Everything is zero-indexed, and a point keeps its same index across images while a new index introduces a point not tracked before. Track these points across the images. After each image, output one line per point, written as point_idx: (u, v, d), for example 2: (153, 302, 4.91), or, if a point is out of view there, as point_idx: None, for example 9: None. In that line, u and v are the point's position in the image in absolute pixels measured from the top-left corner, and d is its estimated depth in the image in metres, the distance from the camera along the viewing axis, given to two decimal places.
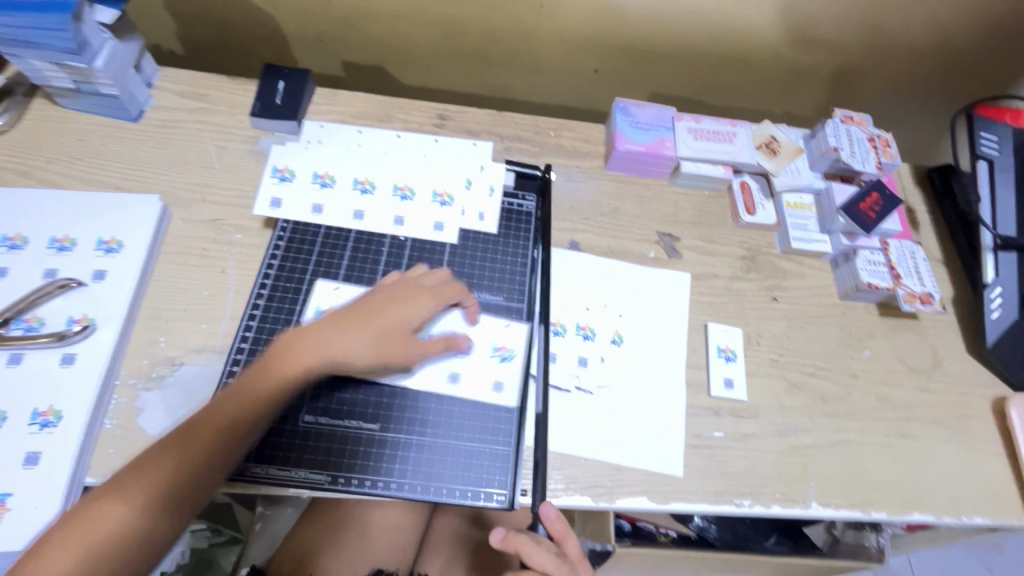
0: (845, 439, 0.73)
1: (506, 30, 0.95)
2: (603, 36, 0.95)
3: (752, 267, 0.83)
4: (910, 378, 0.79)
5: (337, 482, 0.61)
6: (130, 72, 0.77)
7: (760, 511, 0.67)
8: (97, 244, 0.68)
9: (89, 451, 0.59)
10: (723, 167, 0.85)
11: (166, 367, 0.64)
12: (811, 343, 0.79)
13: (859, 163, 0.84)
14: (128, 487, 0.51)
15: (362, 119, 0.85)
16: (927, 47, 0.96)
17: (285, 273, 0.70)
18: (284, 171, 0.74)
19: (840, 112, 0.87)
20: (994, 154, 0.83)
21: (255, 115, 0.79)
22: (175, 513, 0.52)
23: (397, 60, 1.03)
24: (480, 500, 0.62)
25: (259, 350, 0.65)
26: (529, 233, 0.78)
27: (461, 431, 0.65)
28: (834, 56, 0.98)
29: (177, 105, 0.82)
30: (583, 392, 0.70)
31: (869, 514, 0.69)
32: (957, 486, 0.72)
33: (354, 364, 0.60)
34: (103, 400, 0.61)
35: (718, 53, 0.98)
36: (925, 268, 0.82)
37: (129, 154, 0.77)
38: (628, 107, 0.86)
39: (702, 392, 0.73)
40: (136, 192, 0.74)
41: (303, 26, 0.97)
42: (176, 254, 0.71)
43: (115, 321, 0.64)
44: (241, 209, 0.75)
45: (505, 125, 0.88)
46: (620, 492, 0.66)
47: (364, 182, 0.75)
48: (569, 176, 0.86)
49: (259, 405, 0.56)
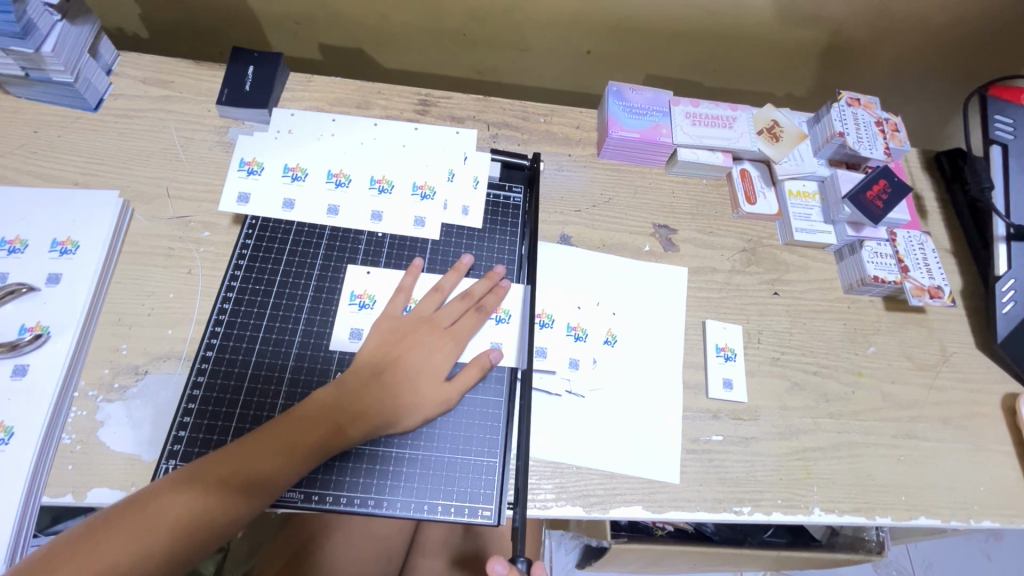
0: (849, 441, 0.70)
1: (492, 9, 0.89)
2: (596, 14, 0.89)
3: (753, 260, 0.79)
4: (917, 375, 0.75)
5: (311, 499, 0.57)
6: (84, 57, 0.71)
7: (760, 518, 0.64)
8: (51, 245, 0.64)
9: (46, 468, 0.56)
10: (723, 154, 0.81)
11: (128, 377, 0.60)
12: (814, 339, 0.75)
13: (866, 149, 0.79)
14: (195, 480, 0.52)
15: (338, 106, 0.80)
16: (939, 23, 0.91)
17: (255, 274, 0.66)
18: (252, 164, 0.69)
19: (846, 94, 0.82)
20: (1009, 138, 0.78)
21: (222, 104, 0.74)
22: (238, 505, 0.52)
23: (377, 43, 0.97)
24: (464, 516, 0.59)
25: (227, 358, 0.61)
26: (517, 227, 0.74)
27: (443, 442, 0.61)
28: (841, 34, 0.93)
29: (139, 93, 0.76)
30: (575, 396, 0.67)
31: (874, 519, 0.66)
32: (966, 488, 0.69)
33: (401, 399, 0.59)
34: (59, 413, 0.57)
35: (717, 32, 0.92)
36: (934, 260, 0.77)
37: (88, 147, 0.72)
38: (622, 90, 0.81)
39: (700, 393, 0.70)
40: (94, 188, 0.69)
41: (275, 5, 0.90)
42: (139, 255, 0.66)
43: (70, 329, 0.60)
44: (209, 205, 0.70)
45: (492, 111, 0.83)
46: (613, 501, 0.63)
47: (339, 174, 0.70)
48: (559, 165, 0.81)
49: (306, 442, 0.55)
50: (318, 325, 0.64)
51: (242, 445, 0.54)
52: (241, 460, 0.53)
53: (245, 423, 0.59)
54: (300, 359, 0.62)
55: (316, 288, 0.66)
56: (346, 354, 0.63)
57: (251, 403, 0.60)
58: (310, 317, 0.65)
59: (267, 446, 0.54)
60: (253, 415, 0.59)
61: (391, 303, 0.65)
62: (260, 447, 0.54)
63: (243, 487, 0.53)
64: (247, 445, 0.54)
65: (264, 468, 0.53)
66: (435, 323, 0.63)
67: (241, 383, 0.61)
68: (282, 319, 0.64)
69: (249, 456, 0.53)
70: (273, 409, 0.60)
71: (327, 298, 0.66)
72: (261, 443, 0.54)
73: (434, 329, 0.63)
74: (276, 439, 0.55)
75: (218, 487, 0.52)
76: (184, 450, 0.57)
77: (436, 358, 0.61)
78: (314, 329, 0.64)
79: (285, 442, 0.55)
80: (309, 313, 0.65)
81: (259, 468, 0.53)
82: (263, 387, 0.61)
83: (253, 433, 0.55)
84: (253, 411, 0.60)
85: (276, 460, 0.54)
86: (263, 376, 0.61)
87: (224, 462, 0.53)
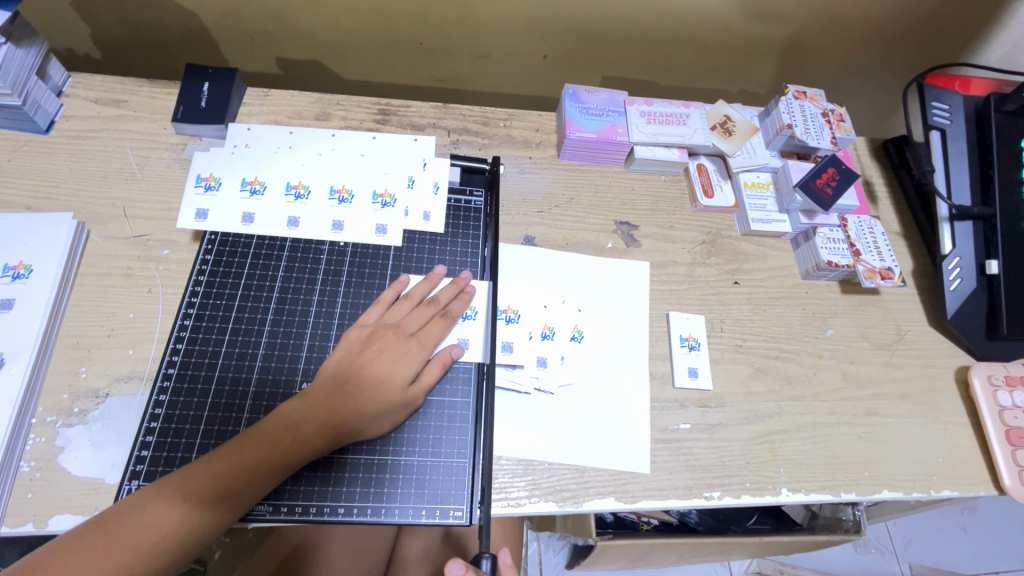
0: (813, 422, 0.72)
1: (446, 17, 0.90)
2: (549, 20, 0.92)
3: (712, 251, 0.81)
4: (874, 354, 0.78)
5: (279, 512, 0.57)
6: (33, 80, 0.70)
7: (730, 502, 0.66)
8: (3, 270, 0.63)
9: (4, 497, 0.54)
10: (678, 150, 0.83)
11: (90, 401, 0.59)
12: (775, 325, 0.78)
13: (814, 139, 0.81)
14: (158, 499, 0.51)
15: (297, 119, 0.80)
16: (876, 17, 0.95)
17: (214, 290, 0.65)
18: (209, 180, 0.69)
19: (792, 88, 0.85)
20: (946, 123, 0.81)
21: (177, 121, 0.73)
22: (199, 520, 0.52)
23: (335, 55, 0.98)
24: (436, 518, 0.59)
25: (189, 375, 0.61)
26: (478, 230, 0.75)
27: (412, 447, 0.62)
28: (784, 30, 0.96)
29: (91, 113, 0.76)
30: (544, 393, 0.67)
31: (840, 496, 0.68)
32: (924, 460, 0.72)
33: (369, 409, 0.59)
34: (15, 441, 0.56)
35: (668, 31, 0.95)
36: (884, 243, 0.80)
37: (38, 170, 0.71)
38: (578, 92, 0.83)
39: (666, 383, 0.71)
40: (47, 211, 0.68)
41: (228, 21, 0.90)
42: (96, 275, 0.65)
43: (25, 354, 0.59)
44: (168, 223, 0.70)
45: (451, 118, 0.84)
46: (586, 494, 0.63)
47: (298, 187, 0.70)
48: (520, 168, 0.82)
49: (272, 459, 0.55)
50: (282, 337, 0.64)
51: (210, 460, 0.54)
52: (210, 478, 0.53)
53: (210, 440, 0.58)
54: (264, 371, 0.62)
55: (279, 300, 0.66)
56: (312, 364, 0.63)
57: (215, 418, 0.59)
58: (274, 329, 0.64)
59: (237, 459, 0.54)
60: (217, 430, 0.59)
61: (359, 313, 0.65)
62: (228, 463, 0.54)
63: (212, 499, 0.52)
64: (216, 458, 0.54)
65: (232, 481, 0.53)
66: (404, 330, 0.63)
67: (204, 399, 0.60)
68: (245, 332, 0.64)
69: (220, 469, 0.53)
70: (238, 423, 0.59)
71: (290, 308, 0.66)
72: (232, 453, 0.54)
73: (400, 334, 0.63)
74: (245, 452, 0.54)
75: (189, 502, 0.52)
76: (147, 470, 0.56)
77: (402, 363, 0.61)
78: (279, 340, 0.64)
79: (254, 453, 0.54)
80: (271, 325, 0.65)
81: (224, 482, 0.53)
82: (228, 402, 0.60)
83: (221, 446, 0.55)
84: (217, 427, 0.59)
85: (246, 473, 0.54)
86: (227, 390, 0.61)
87: (192, 478, 0.53)
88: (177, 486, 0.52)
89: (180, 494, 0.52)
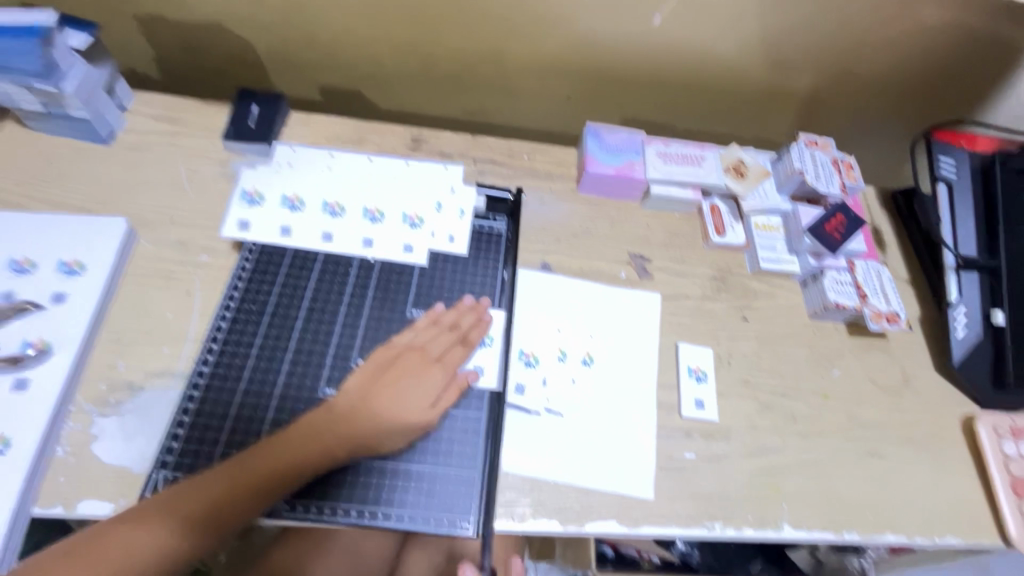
0: (817, 460, 0.73)
1: (479, 56, 0.97)
2: (573, 64, 0.98)
3: (723, 287, 0.84)
4: (880, 397, 0.79)
5: (296, 509, 0.59)
6: (101, 96, 0.77)
7: (732, 534, 0.67)
8: (58, 267, 0.68)
9: (38, 480, 0.57)
10: (693, 190, 0.87)
11: (125, 393, 0.63)
12: (782, 362, 0.79)
13: (824, 186, 0.85)
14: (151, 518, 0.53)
15: (335, 142, 0.86)
16: (885, 74, 0.99)
17: (250, 296, 0.70)
18: (253, 194, 0.74)
19: (804, 136, 0.89)
20: (952, 177, 0.85)
21: (227, 138, 0.79)
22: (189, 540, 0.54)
23: (373, 87, 1.05)
24: (443, 528, 0.61)
25: (220, 374, 0.64)
26: (499, 254, 0.79)
27: (424, 456, 0.64)
28: (798, 82, 1.01)
29: (148, 128, 0.82)
30: (554, 414, 0.69)
31: (842, 536, 0.69)
32: (928, 506, 0.72)
33: (391, 428, 0.62)
34: (55, 427, 0.60)
35: (686, 78, 1.00)
36: (891, 288, 0.83)
37: (97, 177, 0.77)
38: (598, 131, 0.88)
39: (673, 412, 0.73)
40: (102, 214, 0.73)
41: (278, 51, 0.98)
42: (141, 277, 0.70)
43: (72, 345, 0.63)
44: (210, 231, 0.75)
45: (478, 149, 0.89)
46: (590, 515, 0.65)
47: (334, 204, 0.75)
48: (541, 199, 0.86)
49: (295, 469, 0.58)
50: (309, 345, 0.68)
51: (233, 467, 0.56)
52: (236, 484, 0.55)
53: (235, 437, 0.62)
54: (290, 376, 0.66)
55: (309, 310, 0.70)
56: (336, 371, 0.67)
57: (241, 417, 0.63)
58: (302, 337, 0.68)
59: (261, 468, 0.57)
60: (243, 428, 0.62)
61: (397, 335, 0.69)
62: (256, 467, 0.57)
63: (214, 516, 0.54)
64: (240, 465, 0.56)
65: (260, 485, 0.56)
66: (429, 355, 0.67)
67: (234, 397, 0.64)
68: (275, 337, 0.68)
69: (251, 472, 0.56)
70: (263, 423, 0.63)
71: (319, 319, 0.70)
72: (257, 460, 0.57)
73: (427, 360, 0.66)
74: (271, 460, 0.57)
75: (180, 528, 0.53)
76: (175, 460, 0.59)
77: (425, 387, 0.65)
78: (306, 347, 0.68)
79: (279, 462, 0.57)
80: (300, 333, 0.68)
81: (226, 499, 0.55)
82: (255, 402, 0.64)
83: (248, 450, 0.58)
84: (243, 425, 0.62)
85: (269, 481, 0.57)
86: (255, 391, 0.64)
87: (192, 495, 0.54)
88: (167, 511, 0.53)
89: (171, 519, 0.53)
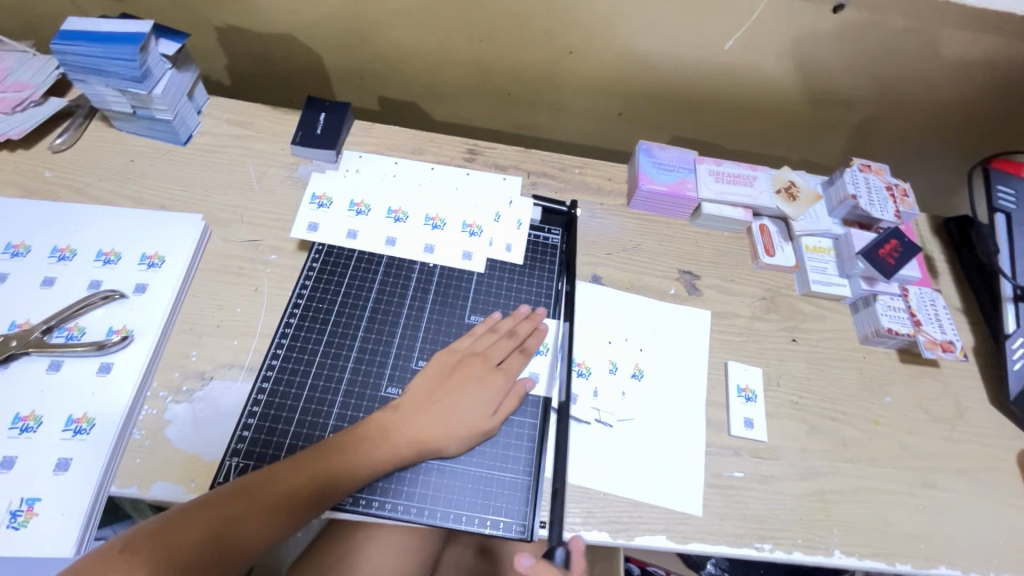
0: (868, 486, 0.72)
1: (534, 72, 1.00)
2: (626, 83, 1.00)
3: (772, 308, 0.84)
4: (933, 427, 0.78)
5: (357, 503, 0.61)
6: (183, 100, 0.81)
7: (781, 556, 0.66)
8: (140, 259, 0.71)
9: (116, 460, 0.60)
10: (744, 210, 0.88)
11: (197, 381, 0.66)
12: (832, 386, 0.79)
13: (878, 211, 0.85)
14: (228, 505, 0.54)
15: (395, 151, 0.89)
16: (941, 103, 0.99)
17: (318, 295, 0.72)
18: (323, 198, 0.77)
19: (858, 161, 0.89)
20: (1011, 207, 0.85)
21: (296, 143, 0.83)
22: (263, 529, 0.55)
23: (429, 98, 1.08)
24: (498, 530, 0.62)
25: (289, 368, 0.67)
26: (554, 265, 0.80)
27: (481, 459, 0.65)
28: (851, 107, 1.01)
29: (223, 131, 0.86)
30: (604, 425, 0.70)
31: (894, 566, 0.67)
32: (983, 541, 0.71)
33: (454, 431, 0.64)
34: (133, 410, 0.63)
35: (738, 100, 1.01)
36: (946, 317, 0.82)
37: (175, 176, 0.81)
38: (651, 149, 0.89)
39: (722, 430, 0.73)
40: (179, 211, 0.77)
41: (343, 62, 1.02)
42: (213, 272, 0.73)
43: (151, 334, 0.66)
44: (278, 231, 0.78)
45: (532, 162, 0.92)
46: (637, 529, 0.65)
47: (397, 211, 0.78)
48: (592, 213, 0.88)
49: (364, 466, 0.59)
50: (373, 345, 0.70)
51: (306, 460, 0.58)
52: (310, 477, 0.57)
53: (302, 429, 0.64)
54: (354, 374, 0.68)
55: (372, 310, 0.72)
56: (397, 372, 0.69)
57: (308, 410, 0.65)
58: (366, 337, 0.70)
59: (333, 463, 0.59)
60: (309, 422, 0.64)
61: (457, 341, 0.71)
62: (328, 463, 0.59)
63: (289, 507, 0.56)
64: (313, 459, 0.58)
65: (332, 479, 0.58)
66: (489, 361, 0.68)
67: (301, 391, 0.66)
68: (340, 336, 0.70)
69: (323, 467, 0.58)
70: (328, 418, 0.65)
71: (381, 320, 0.72)
72: (328, 455, 0.59)
73: (488, 366, 0.68)
74: (340, 456, 0.59)
75: (255, 517, 0.55)
76: (246, 449, 0.62)
77: (486, 392, 0.66)
78: (369, 347, 0.70)
79: (349, 458, 0.59)
80: (364, 333, 0.71)
81: (299, 491, 0.57)
82: (320, 397, 0.66)
83: (319, 445, 0.60)
84: (309, 419, 0.65)
85: (339, 476, 0.58)
86: (320, 386, 0.67)
87: (268, 486, 0.56)
88: (244, 499, 0.55)
89: (247, 507, 0.55)
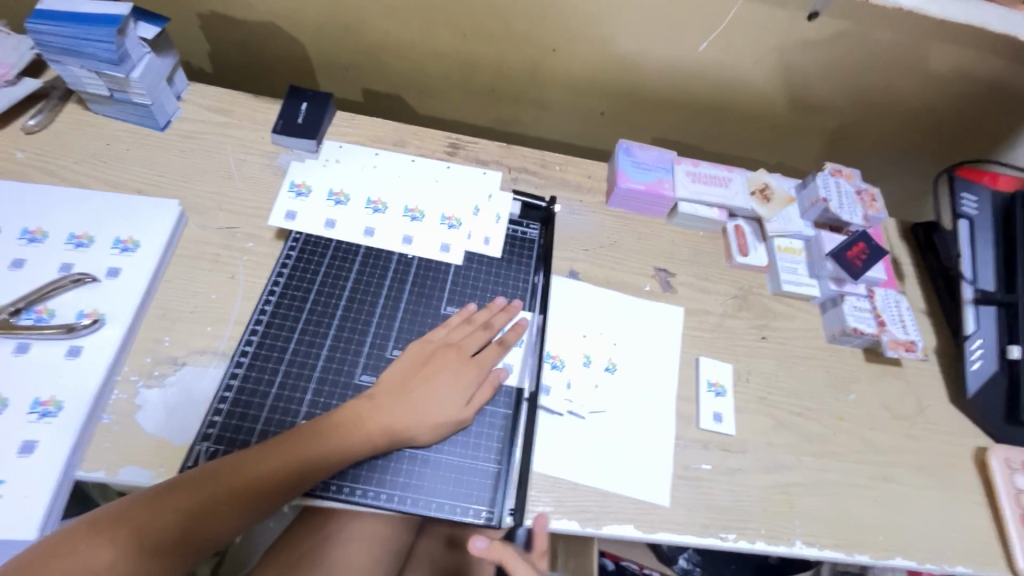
0: (831, 480, 0.74)
1: (518, 69, 1.01)
2: (608, 83, 1.01)
3: (743, 306, 0.86)
4: (894, 424, 0.80)
5: (328, 489, 0.62)
6: (162, 85, 0.81)
7: (744, 546, 0.68)
8: (113, 243, 0.71)
9: (84, 444, 0.60)
10: (718, 210, 0.90)
11: (169, 367, 0.65)
12: (799, 382, 0.81)
13: (847, 214, 0.87)
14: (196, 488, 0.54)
15: (377, 142, 0.89)
16: (910, 112, 1.02)
17: (294, 283, 0.73)
18: (301, 186, 0.78)
19: (830, 165, 0.92)
20: (974, 213, 0.88)
21: (277, 132, 0.83)
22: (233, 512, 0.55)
23: (413, 92, 1.08)
24: (468, 517, 0.62)
25: (263, 354, 0.67)
26: (531, 260, 0.82)
27: (453, 447, 0.66)
28: (825, 114, 1.04)
29: (202, 118, 0.86)
30: (576, 417, 0.71)
31: (852, 556, 0.70)
32: (938, 534, 0.73)
33: (427, 420, 0.64)
34: (102, 394, 0.62)
35: (716, 103, 1.03)
36: (909, 318, 0.85)
37: (152, 161, 0.80)
38: (630, 147, 0.91)
39: (691, 423, 0.75)
40: (155, 196, 0.77)
41: (326, 53, 1.02)
42: (188, 258, 0.73)
43: (123, 318, 0.66)
44: (256, 219, 0.78)
45: (513, 158, 0.93)
46: (606, 518, 0.66)
47: (377, 202, 0.79)
48: (571, 209, 0.89)
49: (337, 453, 0.60)
50: (348, 333, 0.70)
51: (278, 446, 0.59)
52: (281, 462, 0.58)
53: (275, 415, 0.64)
54: (328, 362, 0.68)
55: (349, 299, 0.73)
56: (372, 360, 0.69)
57: (281, 396, 0.65)
58: (341, 325, 0.71)
59: (306, 449, 0.59)
60: (282, 408, 0.65)
61: (433, 332, 0.72)
62: (300, 450, 0.59)
63: (259, 490, 0.57)
64: (285, 445, 0.59)
65: (303, 465, 0.58)
66: (464, 352, 0.69)
67: (274, 377, 0.66)
68: (316, 324, 0.70)
69: (295, 452, 0.59)
70: (300, 404, 0.65)
71: (358, 309, 0.72)
72: (300, 442, 0.59)
73: (463, 356, 0.69)
74: (312, 442, 0.59)
75: (226, 500, 0.55)
76: (217, 433, 0.62)
77: (460, 383, 0.67)
78: (344, 335, 0.70)
79: (321, 444, 0.60)
80: (340, 321, 0.71)
81: (270, 475, 0.57)
82: (294, 383, 0.66)
83: (292, 432, 0.60)
84: (282, 404, 0.65)
85: (311, 462, 0.59)
86: (294, 373, 0.67)
87: (239, 469, 0.56)
88: (214, 482, 0.55)
89: (217, 490, 0.55)
